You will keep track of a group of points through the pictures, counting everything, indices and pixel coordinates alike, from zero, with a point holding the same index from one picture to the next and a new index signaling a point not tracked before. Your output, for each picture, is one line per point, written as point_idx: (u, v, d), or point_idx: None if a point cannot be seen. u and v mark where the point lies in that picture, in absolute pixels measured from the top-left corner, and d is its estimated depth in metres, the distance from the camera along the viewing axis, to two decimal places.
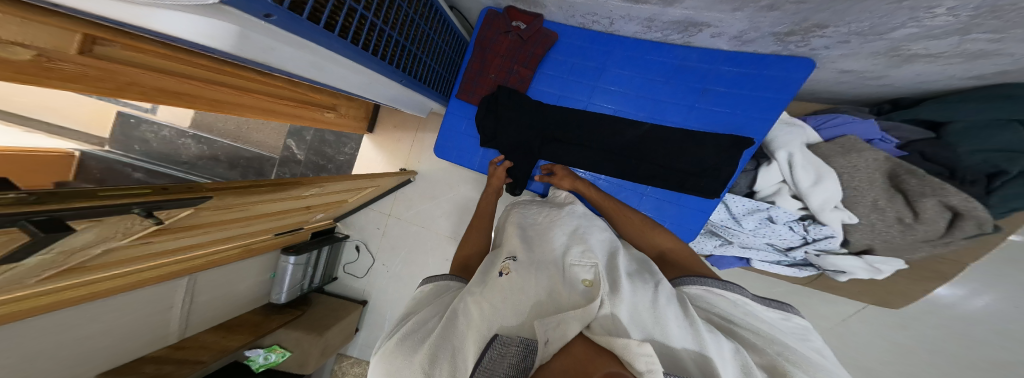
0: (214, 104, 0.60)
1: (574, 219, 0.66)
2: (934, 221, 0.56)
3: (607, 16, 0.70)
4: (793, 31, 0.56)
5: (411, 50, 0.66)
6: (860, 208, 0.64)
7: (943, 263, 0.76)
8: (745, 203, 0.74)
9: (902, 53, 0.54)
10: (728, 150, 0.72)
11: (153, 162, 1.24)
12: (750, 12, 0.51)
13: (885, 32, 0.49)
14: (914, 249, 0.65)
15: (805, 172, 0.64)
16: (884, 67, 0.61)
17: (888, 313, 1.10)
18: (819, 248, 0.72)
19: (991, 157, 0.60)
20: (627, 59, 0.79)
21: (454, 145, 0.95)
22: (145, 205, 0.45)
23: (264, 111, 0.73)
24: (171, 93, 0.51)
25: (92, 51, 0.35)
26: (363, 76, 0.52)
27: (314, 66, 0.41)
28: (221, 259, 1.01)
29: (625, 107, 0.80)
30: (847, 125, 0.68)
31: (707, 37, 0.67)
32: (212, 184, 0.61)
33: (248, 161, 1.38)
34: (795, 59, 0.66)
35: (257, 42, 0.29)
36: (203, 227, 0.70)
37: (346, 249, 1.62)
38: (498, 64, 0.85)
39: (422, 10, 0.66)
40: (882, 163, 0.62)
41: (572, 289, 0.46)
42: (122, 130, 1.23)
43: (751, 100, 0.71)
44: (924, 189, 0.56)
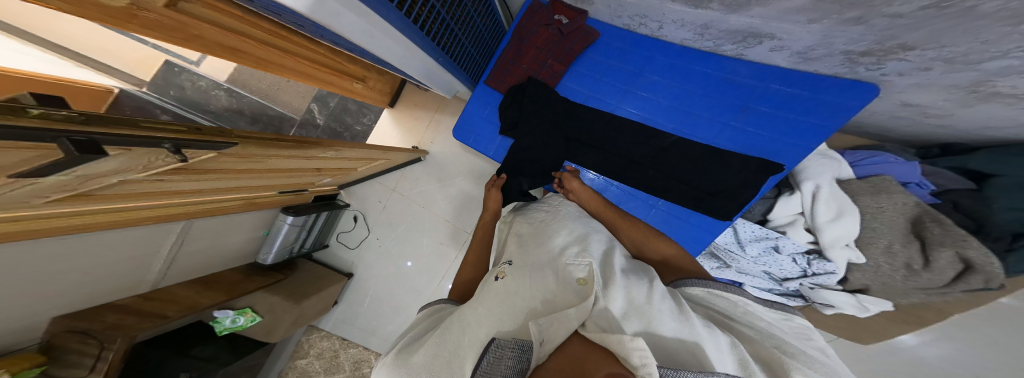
0: (261, 63, 0.55)
1: (569, 222, 0.65)
2: (942, 271, 0.59)
3: (657, 19, 0.71)
4: (871, 50, 0.54)
5: (447, 22, 0.65)
6: (873, 249, 0.66)
7: (928, 310, 0.79)
8: (754, 230, 0.77)
9: (984, 89, 0.52)
10: (750, 174, 0.74)
11: (182, 110, 1.24)
12: (827, 24, 0.49)
13: (978, 60, 0.46)
14: (907, 294, 0.68)
15: (827, 207, 0.66)
16: (956, 104, 0.60)
17: (857, 360, 1.14)
18: (815, 282, 0.75)
19: (1022, 218, 0.61)
20: (670, 66, 0.79)
21: (476, 130, 0.96)
22: (176, 142, 0.44)
23: (306, 75, 0.67)
24: (231, 51, 0.49)
25: (177, 5, 0.37)
26: (407, 50, 0.55)
27: (366, 34, 0.43)
28: (220, 207, 1.00)
29: (651, 115, 0.82)
30: (889, 164, 0.69)
31: (766, 50, 0.66)
32: (238, 131, 0.58)
33: (270, 119, 1.35)
34: (862, 84, 0.64)
35: (329, 8, 0.32)
36: (218, 173, 0.69)
37: (343, 219, 1.63)
38: (532, 56, 0.86)
39: None
40: (912, 208, 0.63)
41: (568, 286, 0.48)
42: (164, 76, 1.22)
43: (788, 125, 0.72)
44: (945, 238, 0.58)
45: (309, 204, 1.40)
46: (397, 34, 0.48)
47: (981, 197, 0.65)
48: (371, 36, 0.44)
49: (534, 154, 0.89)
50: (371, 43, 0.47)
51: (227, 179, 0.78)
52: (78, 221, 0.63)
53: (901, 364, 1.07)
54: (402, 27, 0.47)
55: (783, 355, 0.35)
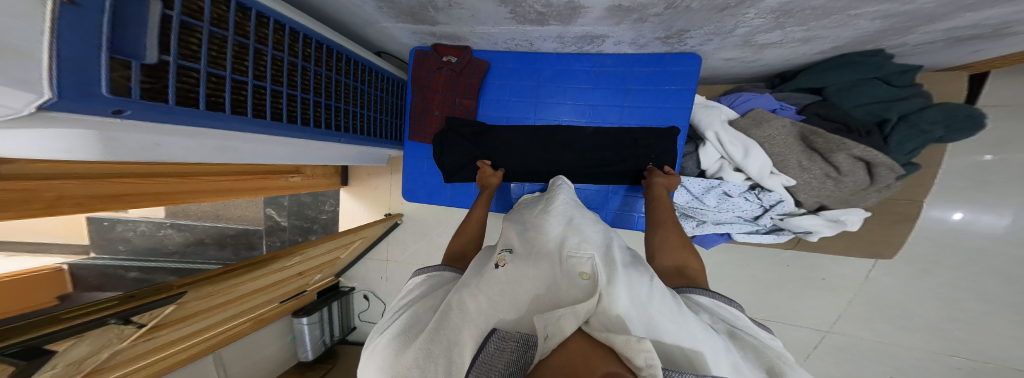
0: (162, 197, 0.73)
1: (571, 211, 0.62)
2: (854, 172, 0.60)
3: (524, 39, 0.76)
4: (669, 35, 0.62)
5: (342, 107, 0.69)
6: (792, 171, 0.65)
7: (901, 203, 0.78)
8: (700, 183, 0.75)
9: (755, 44, 0.59)
10: (654, 142, 0.76)
11: (141, 259, 1.31)
12: (629, 23, 0.58)
13: (730, 31, 0.55)
14: (863, 197, 0.65)
15: (733, 147, 0.67)
16: (752, 54, 0.65)
17: (901, 262, 1.05)
18: (779, 213, 0.72)
19: (872, 109, 0.64)
20: (556, 72, 0.83)
21: (419, 187, 0.98)
22: (122, 314, 0.52)
23: (224, 190, 0.86)
24: (112, 197, 0.63)
25: (5, 171, 0.46)
26: (285, 145, 0.59)
27: (224, 148, 0.49)
28: (236, 333, 1.07)
29: (569, 116, 0.84)
30: (751, 100, 0.71)
31: (611, 45, 0.71)
32: (181, 279, 0.69)
33: (235, 238, 1.46)
34: (685, 54, 0.72)
35: (136, 143, 0.38)
36: (199, 314, 0.79)
37: (356, 300, 1.66)
38: (440, 100, 0.88)
39: (336, 65, 0.66)
40: (792, 128, 0.65)
41: (571, 282, 0.42)
42: (98, 234, 1.30)
43: (664, 93, 0.75)
44: (830, 145, 0.60)
45: (316, 299, 1.44)
46: (258, 138, 0.52)
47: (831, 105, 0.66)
48: (229, 149, 0.50)
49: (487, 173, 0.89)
50: (242, 153, 0.53)
51: (211, 314, 0.85)
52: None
53: (959, 256, 0.98)
54: (263, 128, 0.49)
55: (787, 370, 0.35)
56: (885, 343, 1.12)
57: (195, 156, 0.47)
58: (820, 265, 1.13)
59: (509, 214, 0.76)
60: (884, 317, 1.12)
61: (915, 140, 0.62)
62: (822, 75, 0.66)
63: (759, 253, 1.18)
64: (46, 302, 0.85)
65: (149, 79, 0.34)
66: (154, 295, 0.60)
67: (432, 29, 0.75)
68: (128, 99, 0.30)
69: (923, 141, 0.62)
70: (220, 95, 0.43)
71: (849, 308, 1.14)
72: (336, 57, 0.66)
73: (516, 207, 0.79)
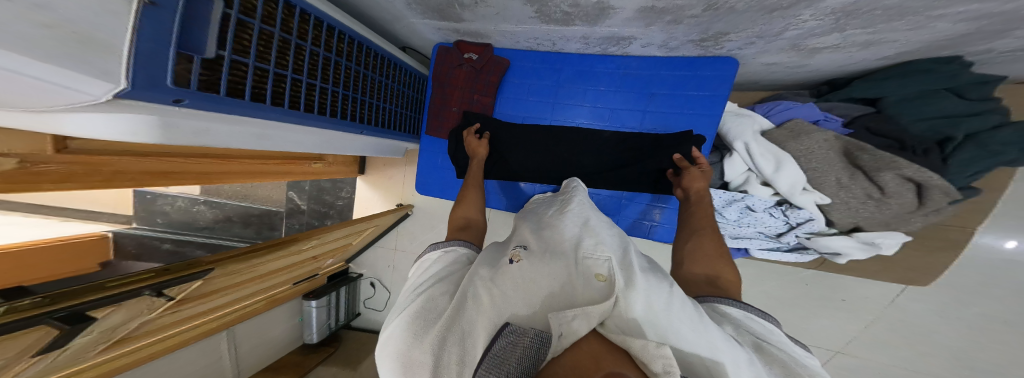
0: (202, 177, 0.77)
1: (590, 213, 0.61)
2: (900, 194, 0.56)
3: (547, 38, 0.74)
4: (705, 38, 0.60)
5: (367, 100, 0.70)
6: (828, 188, 0.62)
7: (950, 229, 0.73)
8: (722, 195, 0.71)
9: (804, 48, 0.56)
10: (678, 151, 0.74)
11: (178, 232, 1.36)
12: (661, 26, 0.56)
13: (778, 34, 0.52)
14: (906, 221, 0.60)
15: (765, 160, 0.63)
16: (798, 59, 0.62)
17: (938, 291, 0.98)
18: (806, 232, 0.68)
19: (935, 125, 0.58)
20: (579, 74, 0.82)
21: (434, 181, 0.98)
22: (155, 286, 0.56)
23: (254, 173, 0.89)
24: (158, 174, 0.67)
25: (68, 146, 0.51)
26: (314, 136, 0.60)
27: (257, 136, 0.50)
28: (251, 311, 1.10)
29: (590, 119, 0.82)
30: (792, 109, 0.68)
31: (639, 47, 0.69)
32: (209, 257, 0.71)
33: (259, 217, 1.51)
34: (718, 59, 0.69)
35: (188, 128, 0.38)
36: (222, 290, 0.82)
37: (363, 287, 1.70)
38: (458, 97, 0.88)
39: (364, 58, 0.68)
40: (834, 142, 0.61)
41: (586, 283, 0.42)
42: (143, 206, 1.34)
43: (691, 99, 0.73)
44: (878, 163, 0.56)
45: (325, 284, 1.49)
46: (292, 127, 0.53)
47: (890, 118, 0.61)
48: (262, 136, 0.51)
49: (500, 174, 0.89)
50: (274, 141, 0.54)
51: (234, 290, 0.89)
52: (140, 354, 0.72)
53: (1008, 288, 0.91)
54: (299, 119, 0.50)
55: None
56: (899, 370, 1.08)
57: (236, 142, 0.48)
58: (844, 287, 1.07)
59: (526, 211, 0.76)
60: (911, 347, 1.05)
61: (981, 161, 0.57)
62: (880, 85, 0.61)
63: (778, 269, 1.13)
64: (87, 268, 0.92)
65: (205, 72, 0.35)
66: (187, 269, 0.63)
67: (456, 26, 0.75)
68: (187, 90, 0.31)
69: (992, 162, 0.57)
70: (261, 87, 0.44)
71: (868, 331, 1.08)
72: (365, 51, 0.67)
73: (524, 210, 0.78)
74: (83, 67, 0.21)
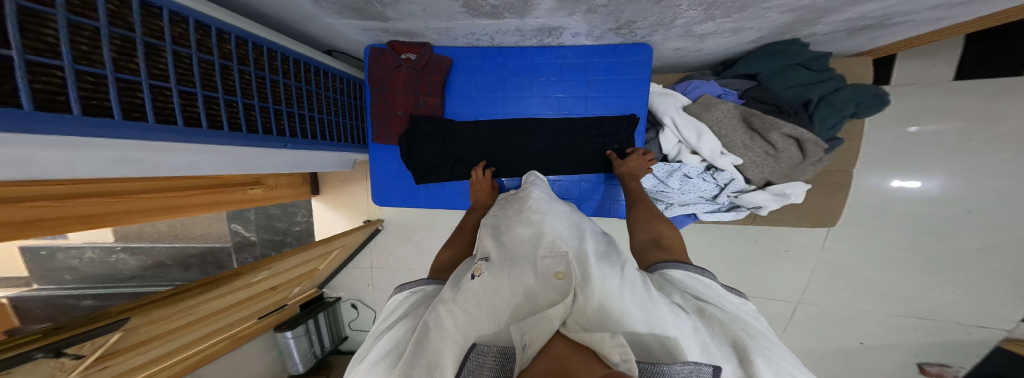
0: (90, 220, 0.65)
1: (548, 208, 0.64)
2: (787, 148, 0.65)
3: (485, 33, 0.75)
4: (620, 26, 0.64)
5: (282, 109, 0.66)
6: (738, 150, 0.70)
7: (833, 174, 0.85)
8: (663, 167, 0.77)
9: (695, 34, 0.62)
10: (616, 133, 0.80)
11: (93, 286, 1.18)
12: (580, 15, 0.59)
13: (671, 22, 0.57)
14: (802, 172, 0.70)
15: (687, 132, 0.70)
16: (695, 43, 0.68)
17: (852, 229, 1.11)
18: (733, 190, 0.77)
19: (797, 91, 0.69)
20: (521, 67, 0.83)
21: (392, 189, 0.96)
22: (51, 346, 0.47)
23: (169, 209, 0.80)
24: (22, 223, 0.55)
25: None
26: (217, 154, 0.55)
27: (126, 160, 0.44)
28: (208, 355, 1.03)
29: (529, 110, 0.85)
30: (700, 87, 0.74)
31: (570, 36, 0.72)
32: (118, 306, 0.63)
33: (200, 257, 1.36)
34: (639, 45, 0.74)
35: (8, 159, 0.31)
36: (156, 340, 0.74)
37: (344, 309, 1.62)
38: (401, 99, 0.85)
39: (274, 65, 0.63)
40: (735, 111, 0.68)
41: (547, 284, 0.45)
42: (37, 265, 1.16)
43: (624, 83, 0.77)
44: (767, 124, 0.65)
45: (298, 313, 1.40)
46: (170, 147, 0.47)
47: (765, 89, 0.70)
48: (135, 161, 0.46)
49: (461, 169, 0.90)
50: (157, 164, 0.49)
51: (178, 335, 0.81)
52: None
53: (894, 217, 1.05)
54: (177, 136, 0.44)
55: (748, 337, 0.38)
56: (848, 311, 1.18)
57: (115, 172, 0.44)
58: (783, 238, 1.20)
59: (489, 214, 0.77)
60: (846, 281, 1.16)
61: (834, 117, 0.68)
62: (754, 63, 0.71)
63: (731, 231, 1.25)
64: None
65: None
66: (88, 324, 0.54)
67: (384, 25, 0.73)
68: None
69: (841, 118, 0.68)
70: (102, 97, 0.36)
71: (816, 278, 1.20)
72: (271, 54, 0.62)
73: (496, 207, 0.77)
74: None
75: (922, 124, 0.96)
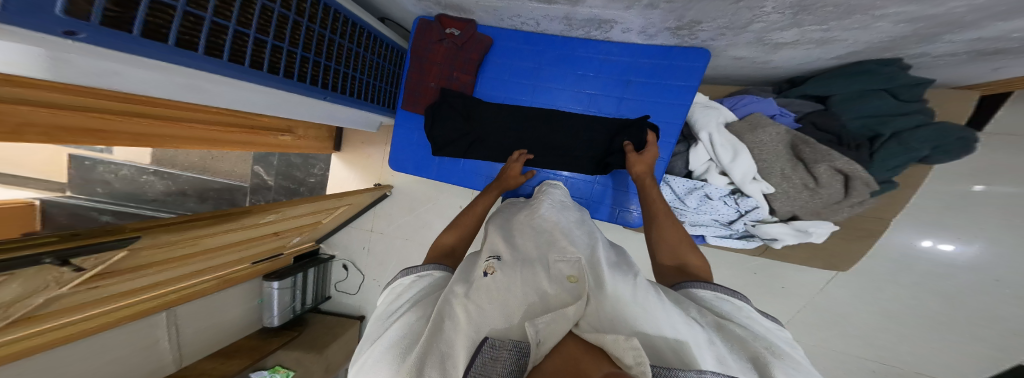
0: (137, 138, 0.71)
1: (562, 216, 0.68)
2: (830, 184, 0.62)
3: (530, 17, 0.74)
4: (680, 26, 0.62)
5: (336, 68, 0.68)
6: (774, 178, 0.68)
7: (870, 220, 0.83)
8: (684, 183, 0.78)
9: (769, 42, 0.59)
10: (651, 141, 0.79)
11: (117, 203, 1.26)
12: (639, 9, 0.57)
13: (745, 26, 0.54)
14: (836, 211, 0.68)
15: (723, 150, 0.68)
16: (764, 53, 0.66)
17: (857, 276, 1.15)
18: (753, 219, 0.75)
19: (867, 122, 0.68)
20: (561, 57, 0.82)
21: (408, 158, 0.96)
22: (58, 254, 0.45)
23: (202, 140, 0.85)
24: (79, 130, 0.60)
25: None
26: (266, 95, 0.56)
27: (189, 87, 0.47)
28: (195, 292, 1.06)
29: (561, 103, 0.84)
30: (754, 103, 0.73)
31: (619, 32, 0.71)
32: (135, 223, 0.62)
33: (218, 192, 1.41)
34: (693, 49, 0.72)
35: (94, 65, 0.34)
36: (152, 267, 0.76)
37: (334, 269, 1.67)
38: (436, 72, 0.86)
39: (335, 24, 0.65)
40: (784, 136, 0.67)
41: (559, 286, 0.49)
42: (79, 174, 1.23)
43: (665, 89, 0.76)
44: (817, 155, 0.62)
45: (291, 265, 1.45)
46: (236, 84, 0.48)
47: (830, 114, 0.69)
48: (195, 88, 0.47)
49: (478, 151, 0.90)
50: (207, 93, 0.50)
51: (171, 267, 0.83)
52: (42, 339, 0.67)
53: (914, 272, 1.08)
54: (241, 75, 0.44)
55: (771, 357, 0.37)
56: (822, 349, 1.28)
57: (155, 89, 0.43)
58: (784, 273, 1.22)
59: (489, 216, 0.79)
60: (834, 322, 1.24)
61: (902, 156, 0.65)
62: (829, 83, 0.68)
63: (735, 259, 1.25)
64: None
65: (115, 7, 0.29)
66: (103, 235, 0.53)
67: None
68: (85, 22, 0.25)
69: (907, 159, 0.65)
70: (195, 35, 0.38)
71: (798, 316, 1.27)
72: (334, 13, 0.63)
73: (506, 212, 0.80)
74: None
75: (988, 182, 0.96)
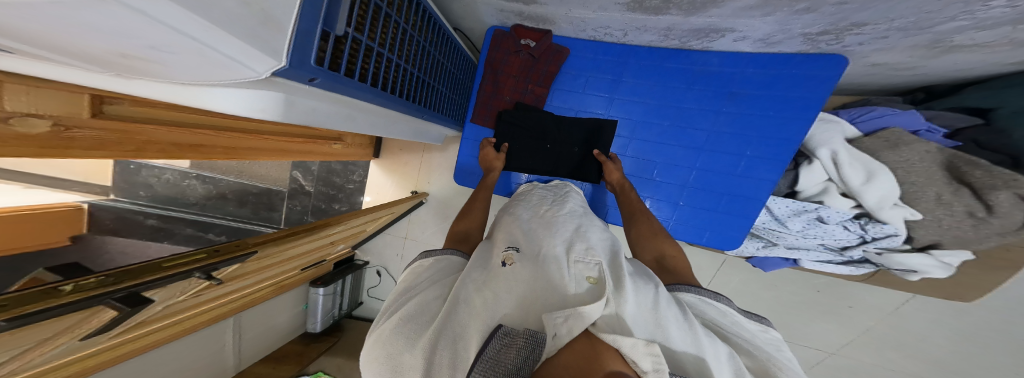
0: (230, 152, 0.73)
1: (581, 220, 0.64)
2: (1010, 214, 0.56)
3: (620, 28, 0.71)
4: (826, 31, 0.57)
5: (426, 80, 0.66)
6: (923, 204, 0.63)
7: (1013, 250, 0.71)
8: (789, 205, 0.73)
9: (945, 45, 0.54)
10: (762, 156, 0.73)
11: (162, 207, 1.29)
12: (783, 15, 0.53)
13: (931, 26, 0.49)
14: (983, 240, 0.62)
15: (854, 169, 0.62)
16: (921, 59, 0.61)
17: (940, 305, 1.07)
18: (881, 247, 0.70)
19: None
20: (644, 68, 0.78)
21: (472, 170, 0.95)
22: (204, 269, 0.55)
23: (277, 151, 0.86)
24: (187, 146, 0.64)
25: (103, 111, 0.47)
26: (386, 116, 0.56)
27: (348, 117, 0.46)
28: (257, 297, 1.07)
29: (646, 117, 0.80)
30: (887, 117, 0.67)
31: (728, 41, 0.67)
32: (256, 238, 0.72)
33: (258, 196, 1.43)
34: (827, 56, 0.65)
35: (301, 106, 0.34)
36: (246, 275, 0.79)
37: (367, 275, 1.65)
38: (511, 85, 0.85)
39: (431, 35, 0.65)
40: (936, 155, 0.61)
41: (577, 284, 0.46)
42: (123, 178, 1.27)
43: (776, 101, 0.71)
44: (993, 180, 0.56)
45: (332, 271, 1.46)
46: (373, 110, 0.49)
47: (996, 131, 0.61)
48: (353, 118, 0.47)
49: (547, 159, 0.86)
50: (354, 125, 0.49)
51: (252, 275, 0.84)
52: (143, 342, 0.69)
53: (998, 303, 1.01)
54: (382, 101, 0.47)
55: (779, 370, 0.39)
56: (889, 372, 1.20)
57: (331, 124, 0.43)
58: (853, 294, 1.13)
59: (496, 214, 0.75)
60: (908, 350, 1.15)
61: None
62: (1003, 95, 0.61)
63: (799, 277, 1.17)
64: (56, 242, 0.88)
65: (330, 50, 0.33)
66: (235, 251, 0.64)
67: (522, 9, 0.70)
68: (322, 69, 0.28)
69: None
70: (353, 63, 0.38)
71: (862, 335, 1.17)
72: (429, 25, 0.63)
73: (510, 203, 0.77)
74: (259, 44, 0.19)
75: None
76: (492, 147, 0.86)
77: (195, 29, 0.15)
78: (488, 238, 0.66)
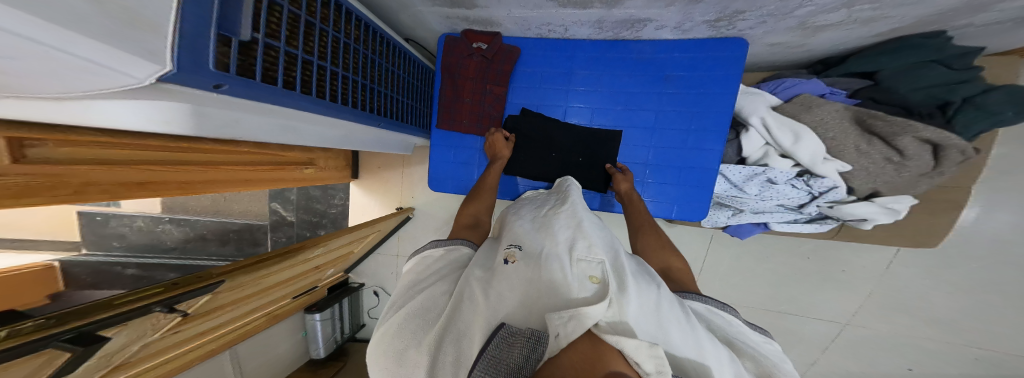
0: (184, 187, 0.74)
1: (582, 212, 0.58)
2: (919, 156, 0.60)
3: (560, 24, 0.74)
4: (720, 18, 0.62)
5: (379, 90, 0.68)
6: (848, 156, 0.66)
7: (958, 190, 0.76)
8: (741, 170, 0.76)
9: (809, 26, 0.60)
10: (705, 128, 0.76)
11: (138, 254, 1.32)
12: (680, 5, 0.58)
13: (791, 11, 0.54)
14: (914, 185, 0.67)
15: (783, 132, 0.67)
16: (802, 38, 0.66)
17: (922, 257, 1.09)
18: (830, 200, 0.73)
19: (933, 92, 0.64)
20: (591, 60, 0.81)
21: (449, 177, 0.96)
22: (166, 302, 0.57)
23: (243, 181, 0.86)
24: (135, 184, 0.64)
25: (26, 154, 0.46)
26: (336, 128, 0.59)
27: (285, 128, 0.49)
28: (249, 330, 1.06)
29: (603, 104, 0.83)
30: (797, 85, 0.71)
31: (652, 30, 0.70)
32: (217, 269, 0.73)
33: (239, 233, 1.42)
34: (729, 40, 0.71)
35: (219, 117, 0.36)
36: (225, 306, 0.80)
37: (365, 296, 1.64)
38: (470, 88, 0.87)
39: (375, 45, 0.66)
40: (845, 113, 0.65)
41: (581, 284, 0.43)
42: (91, 230, 1.29)
43: (707, 79, 0.74)
44: (894, 128, 0.60)
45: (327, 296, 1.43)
46: (317, 119, 0.51)
47: (885, 90, 0.68)
48: (290, 129, 0.50)
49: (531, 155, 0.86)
50: (295, 137, 0.52)
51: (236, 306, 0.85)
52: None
53: (975, 246, 1.02)
54: (324, 107, 0.49)
55: None
56: (905, 337, 1.17)
57: (266, 136, 0.46)
58: (844, 258, 1.15)
59: (498, 216, 0.71)
60: (907, 307, 1.15)
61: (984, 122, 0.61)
62: (876, 59, 0.67)
63: (784, 244, 1.20)
64: (32, 302, 0.87)
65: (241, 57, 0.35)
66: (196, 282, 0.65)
67: (466, 14, 0.73)
68: (228, 74, 0.30)
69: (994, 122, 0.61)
70: (272, 69, 0.40)
71: (867, 306, 1.18)
72: (371, 35, 0.64)
73: (514, 203, 0.74)
74: (128, 45, 0.19)
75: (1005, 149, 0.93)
76: (503, 136, 0.85)
77: (44, 33, 0.15)
78: (491, 238, 0.66)
